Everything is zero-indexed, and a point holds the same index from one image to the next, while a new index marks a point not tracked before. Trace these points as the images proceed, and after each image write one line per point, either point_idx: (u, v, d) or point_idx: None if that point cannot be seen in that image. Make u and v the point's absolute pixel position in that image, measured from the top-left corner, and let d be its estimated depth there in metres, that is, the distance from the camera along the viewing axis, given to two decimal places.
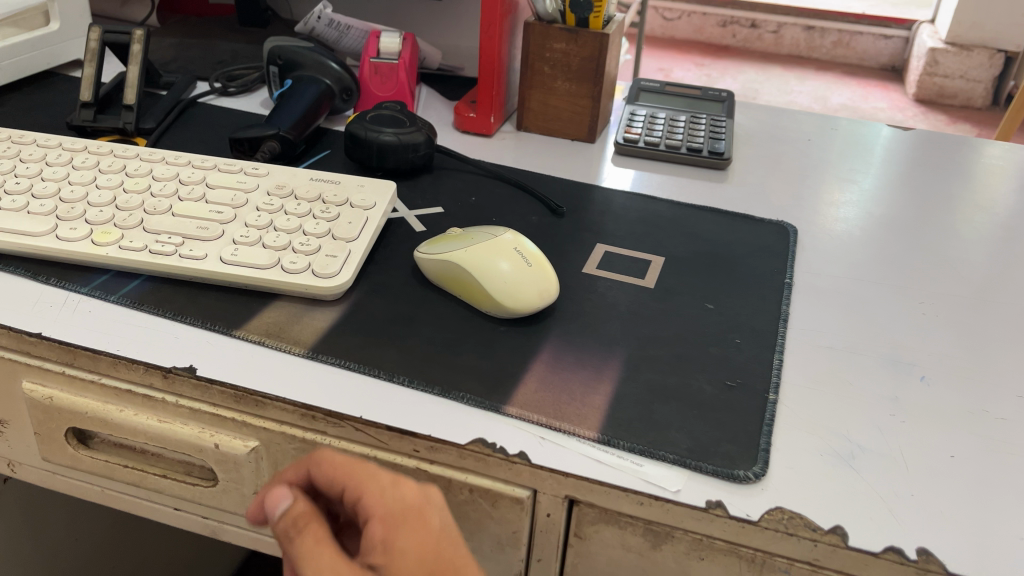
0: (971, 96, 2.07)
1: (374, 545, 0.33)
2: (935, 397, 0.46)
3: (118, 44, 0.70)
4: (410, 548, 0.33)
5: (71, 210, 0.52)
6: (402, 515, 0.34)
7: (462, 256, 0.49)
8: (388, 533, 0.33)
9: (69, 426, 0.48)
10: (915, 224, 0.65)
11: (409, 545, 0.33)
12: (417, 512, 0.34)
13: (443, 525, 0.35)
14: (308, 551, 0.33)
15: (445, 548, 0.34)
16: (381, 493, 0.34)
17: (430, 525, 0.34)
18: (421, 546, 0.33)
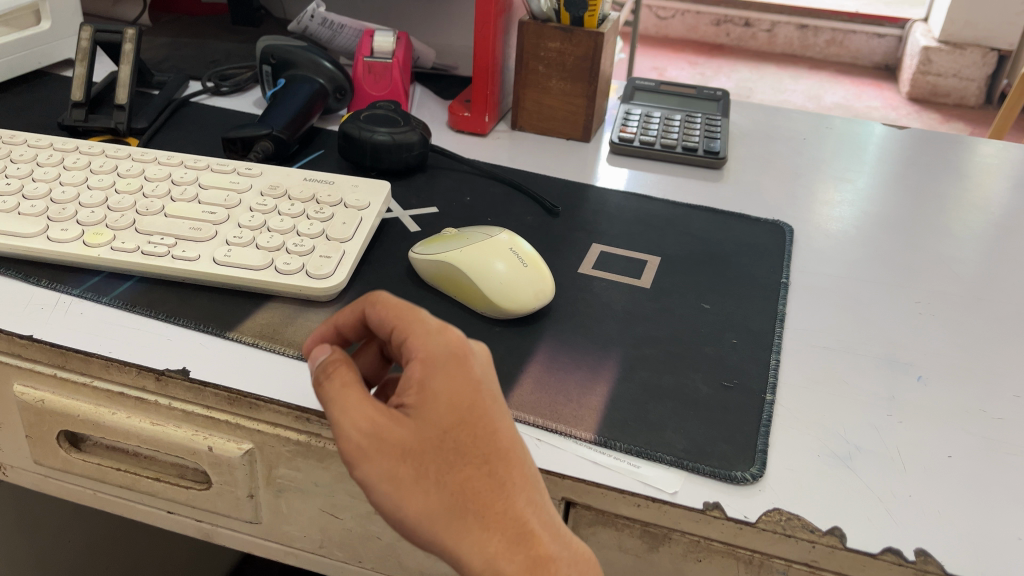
0: (964, 95, 2.08)
1: (409, 385, 0.32)
2: (932, 397, 0.46)
3: (110, 43, 0.69)
4: (444, 395, 0.32)
5: (62, 211, 0.51)
6: (444, 362, 0.32)
7: (458, 256, 0.49)
8: (425, 376, 0.32)
9: (61, 429, 0.47)
10: (910, 223, 0.65)
11: (444, 389, 0.32)
12: (461, 358, 0.32)
13: (487, 376, 0.33)
14: (343, 387, 0.32)
15: (484, 395, 0.32)
16: (421, 335, 0.33)
17: (471, 375, 0.32)
18: (454, 392, 0.32)
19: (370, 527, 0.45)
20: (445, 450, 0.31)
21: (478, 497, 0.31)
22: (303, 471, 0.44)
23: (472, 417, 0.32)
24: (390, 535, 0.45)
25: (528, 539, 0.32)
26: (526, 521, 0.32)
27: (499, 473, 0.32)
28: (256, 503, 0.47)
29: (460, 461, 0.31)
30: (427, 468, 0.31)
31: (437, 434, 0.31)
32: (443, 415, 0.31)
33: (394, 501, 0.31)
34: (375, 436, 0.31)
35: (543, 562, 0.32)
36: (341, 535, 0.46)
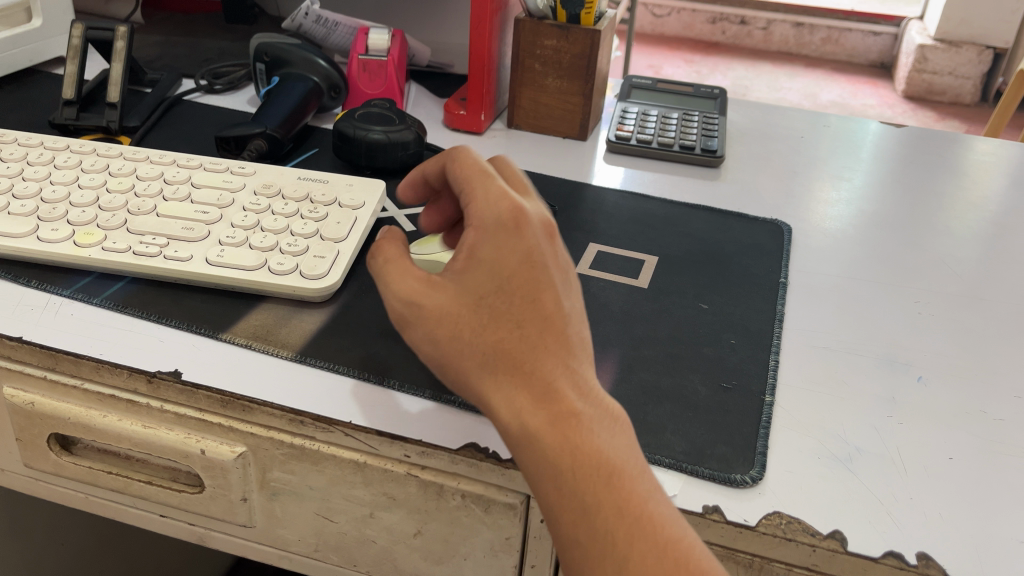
0: (960, 93, 2.08)
1: (459, 250, 0.34)
2: (932, 397, 0.46)
3: (101, 41, 0.68)
4: (486, 263, 0.34)
5: (52, 210, 0.51)
6: (491, 230, 0.34)
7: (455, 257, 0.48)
8: (472, 242, 0.34)
9: (51, 432, 0.47)
10: (909, 222, 0.65)
11: (490, 255, 0.33)
12: (512, 226, 0.34)
13: (539, 245, 0.34)
14: (385, 261, 0.36)
15: (527, 263, 0.33)
16: (477, 204, 0.34)
17: (519, 243, 0.33)
18: (496, 260, 0.33)
19: (365, 531, 0.45)
20: (478, 314, 0.33)
21: (508, 355, 0.33)
22: (297, 474, 0.44)
23: (511, 285, 0.33)
24: (386, 539, 0.45)
25: (554, 397, 0.34)
26: (554, 383, 0.34)
27: (533, 335, 0.34)
28: (250, 506, 0.46)
29: (493, 324, 0.33)
30: (461, 328, 0.34)
31: (473, 302, 0.34)
32: (483, 281, 0.34)
33: (434, 354, 0.34)
34: (415, 302, 0.34)
35: (566, 417, 0.33)
36: (336, 538, 0.46)
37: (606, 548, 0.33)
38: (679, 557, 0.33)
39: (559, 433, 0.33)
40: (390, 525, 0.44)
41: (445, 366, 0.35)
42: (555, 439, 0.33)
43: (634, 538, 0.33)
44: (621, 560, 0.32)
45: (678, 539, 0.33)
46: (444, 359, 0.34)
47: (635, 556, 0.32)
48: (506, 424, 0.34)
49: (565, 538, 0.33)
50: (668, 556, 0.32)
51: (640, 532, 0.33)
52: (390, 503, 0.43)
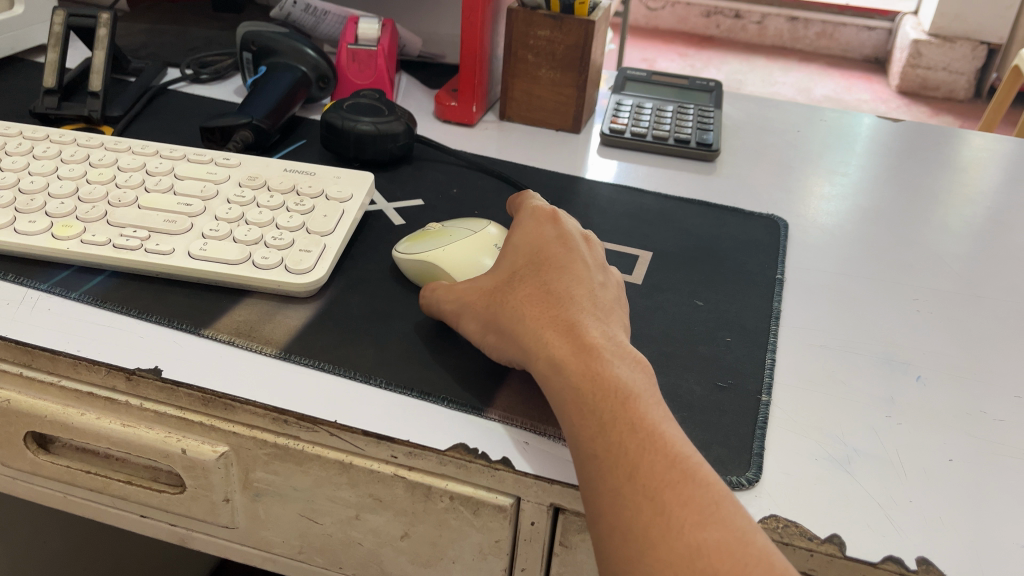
0: (953, 88, 2.08)
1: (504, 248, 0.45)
2: (932, 397, 0.45)
3: (84, 28, 0.67)
4: (521, 245, 0.44)
5: (30, 202, 0.49)
6: (529, 224, 0.45)
7: (445, 253, 0.47)
8: (513, 233, 0.45)
9: (28, 430, 0.45)
10: (906, 218, 0.64)
11: (523, 238, 0.44)
12: (547, 219, 0.45)
13: (567, 231, 0.45)
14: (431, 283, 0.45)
15: (553, 243, 0.44)
16: (524, 212, 0.47)
17: (550, 229, 0.45)
18: (527, 242, 0.44)
19: (351, 533, 0.44)
20: (511, 280, 0.42)
21: (538, 306, 0.40)
22: (281, 475, 0.43)
23: (538, 257, 0.43)
24: (372, 541, 0.44)
25: (577, 334, 0.38)
26: (576, 326, 0.39)
27: (558, 292, 0.41)
28: (233, 507, 0.45)
29: (524, 284, 0.41)
30: (497, 293, 0.41)
31: (507, 275, 0.42)
32: (515, 259, 0.43)
33: (479, 328, 0.42)
34: (459, 287, 0.43)
35: (587, 348, 0.38)
36: (321, 540, 0.45)
37: (617, 459, 0.33)
38: (686, 469, 0.33)
39: (580, 360, 0.37)
40: (377, 527, 0.43)
41: (488, 332, 0.41)
42: (577, 364, 0.37)
43: (646, 451, 0.33)
44: (631, 467, 0.33)
45: (688, 456, 0.33)
46: (487, 327, 0.41)
47: (643, 468, 0.33)
48: (537, 362, 0.38)
49: (583, 456, 0.35)
50: (676, 467, 0.33)
51: (651, 446, 0.34)
52: (376, 505, 0.42)
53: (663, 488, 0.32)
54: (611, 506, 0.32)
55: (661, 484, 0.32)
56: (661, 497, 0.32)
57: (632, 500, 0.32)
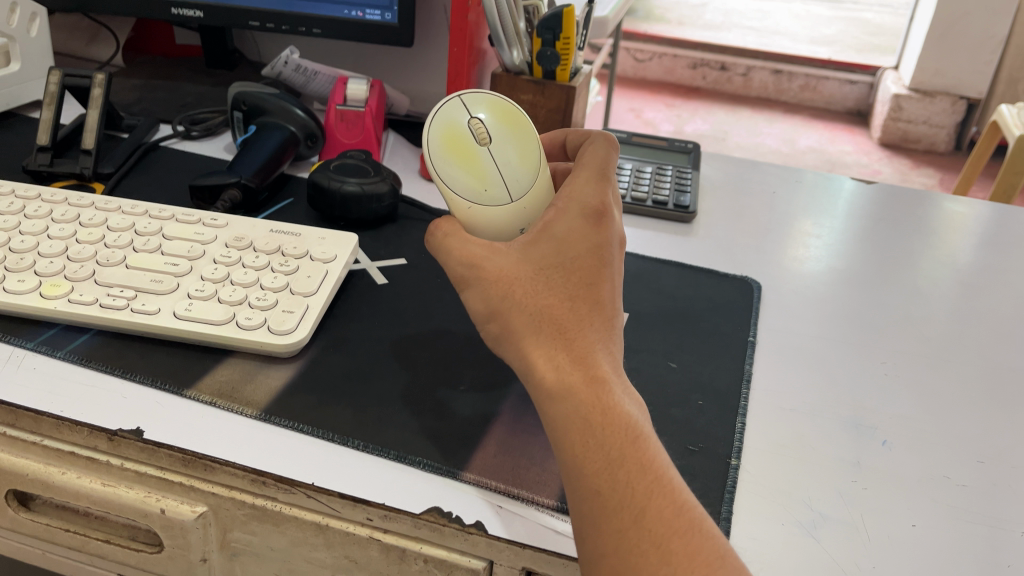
0: (934, 141, 2.31)
1: (536, 227, 0.42)
2: (897, 463, 0.46)
3: (79, 88, 0.68)
4: (556, 239, 0.42)
5: (20, 261, 0.50)
6: (574, 216, 0.42)
7: (468, 209, 0.47)
8: (552, 219, 0.42)
9: (9, 488, 0.46)
10: (878, 281, 0.65)
11: (559, 230, 0.42)
12: (595, 215, 0.42)
13: (610, 237, 0.42)
14: (443, 234, 0.42)
15: (593, 248, 0.41)
16: (571, 191, 0.43)
17: (594, 228, 0.42)
18: (564, 240, 0.41)
19: None
20: (536, 281, 0.40)
21: (561, 322, 0.40)
22: (258, 535, 0.43)
23: (568, 259, 0.41)
24: None
25: (590, 364, 0.39)
26: (592, 354, 0.39)
27: (581, 310, 0.40)
28: (210, 566, 0.45)
29: (548, 293, 0.40)
30: (517, 288, 0.40)
31: (531, 270, 0.41)
32: (545, 253, 0.41)
33: (486, 311, 0.41)
34: (478, 260, 0.41)
35: (599, 381, 0.39)
36: None
37: (624, 499, 0.35)
38: (692, 518, 0.35)
39: (594, 391, 0.38)
40: None
41: (493, 320, 0.41)
42: (588, 395, 0.38)
43: (654, 495, 0.35)
44: (638, 511, 0.35)
45: (692, 506, 0.36)
46: (495, 316, 0.41)
47: (649, 512, 0.35)
48: (544, 378, 0.39)
49: (581, 487, 0.36)
50: (683, 516, 0.35)
51: (659, 491, 0.36)
52: (352, 566, 0.43)
53: (670, 537, 0.34)
54: (614, 548, 0.34)
55: (669, 534, 0.34)
56: (667, 544, 0.34)
57: (638, 547, 0.34)
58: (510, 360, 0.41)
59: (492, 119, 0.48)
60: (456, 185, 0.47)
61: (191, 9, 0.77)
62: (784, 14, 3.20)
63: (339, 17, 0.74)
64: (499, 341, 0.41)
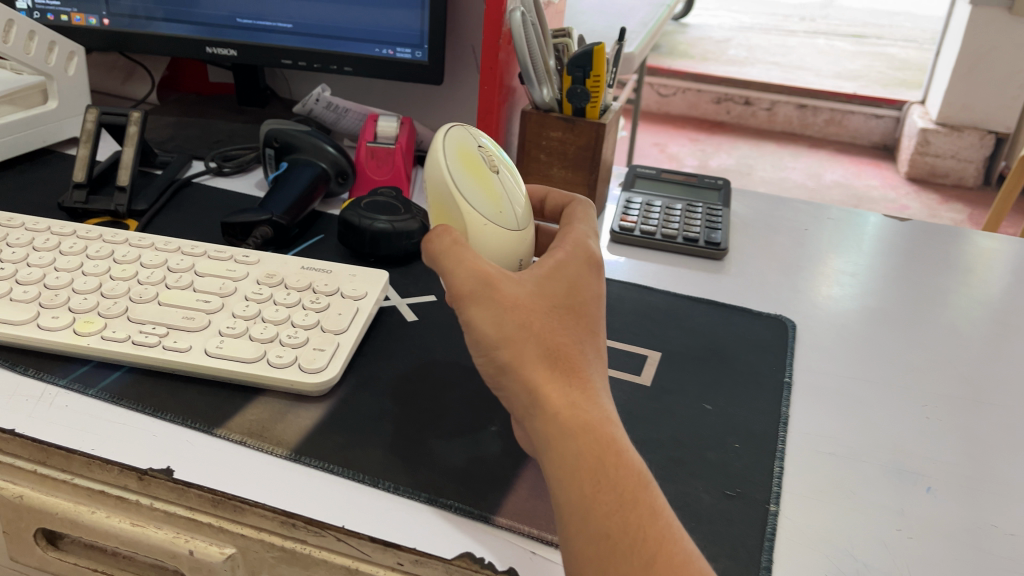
0: (962, 176, 2.29)
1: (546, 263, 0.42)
2: (941, 511, 0.45)
3: (115, 125, 0.69)
4: (565, 280, 0.41)
5: (54, 297, 0.51)
6: (580, 262, 0.43)
7: (481, 227, 0.46)
8: (562, 260, 0.42)
9: (38, 527, 0.46)
10: (913, 320, 0.64)
11: (570, 273, 0.42)
12: (597, 267, 0.43)
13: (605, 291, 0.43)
14: (454, 244, 0.40)
15: (595, 297, 0.42)
16: (575, 240, 0.44)
17: (596, 278, 0.43)
18: (574, 283, 0.42)
19: None
20: (549, 316, 0.40)
21: (570, 361, 0.39)
22: None
23: (576, 302, 0.41)
24: None
25: (595, 404, 0.39)
26: (597, 394, 0.39)
27: (584, 353, 0.40)
28: None
29: (558, 330, 0.40)
30: (532, 318, 0.39)
31: (547, 305, 0.40)
32: (556, 291, 0.41)
33: (496, 335, 0.38)
34: (494, 280, 0.39)
35: (604, 422, 0.38)
36: None
37: (633, 542, 0.35)
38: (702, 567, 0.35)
39: (605, 431, 0.38)
40: None
41: (503, 348, 0.38)
42: (602, 435, 0.37)
43: (665, 540, 0.35)
44: (650, 556, 0.34)
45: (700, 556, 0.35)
46: (506, 341, 0.38)
47: (662, 556, 0.34)
48: (557, 412, 0.38)
49: (591, 527, 0.35)
50: (694, 565, 0.35)
51: (668, 538, 0.35)
52: None
53: None
54: None
55: None
56: None
57: None
58: (509, 394, 0.39)
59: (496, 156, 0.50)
60: (473, 201, 0.46)
61: (225, 48, 0.78)
62: (808, 50, 3.21)
63: (370, 55, 0.75)
64: (502, 371, 0.39)
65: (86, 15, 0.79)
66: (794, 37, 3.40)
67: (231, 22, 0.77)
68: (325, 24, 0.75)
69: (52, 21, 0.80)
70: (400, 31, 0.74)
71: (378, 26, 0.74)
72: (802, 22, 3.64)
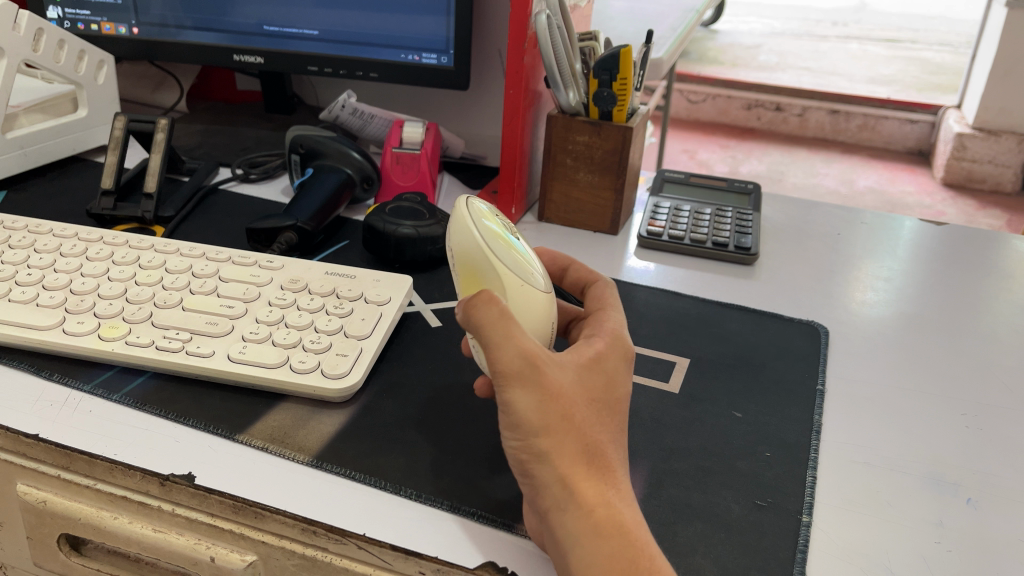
0: (999, 181, 2.24)
1: (591, 350, 0.39)
2: (982, 524, 0.43)
3: (143, 132, 0.70)
4: (605, 372, 0.39)
5: (80, 302, 0.51)
6: (622, 355, 0.40)
7: (519, 289, 0.42)
8: (602, 350, 0.39)
9: (62, 532, 0.46)
10: (952, 326, 0.62)
11: (609, 363, 0.39)
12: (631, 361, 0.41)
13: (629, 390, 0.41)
14: (506, 316, 0.35)
15: (625, 392, 0.40)
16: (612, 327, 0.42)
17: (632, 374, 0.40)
18: (612, 378, 0.39)
19: None
20: (589, 412, 0.37)
21: (604, 460, 0.37)
22: None
23: (608, 398, 0.39)
24: None
25: (625, 505, 0.37)
26: (626, 496, 0.37)
27: (615, 451, 0.38)
28: None
29: (596, 427, 0.37)
30: (573, 409, 0.36)
31: (587, 396, 0.37)
32: (594, 381, 0.38)
33: (538, 424, 0.35)
34: (544, 363, 0.36)
35: (637, 525, 0.37)
36: None
37: None
38: None
39: (638, 534, 0.36)
40: None
41: (544, 437, 0.36)
42: (638, 538, 0.36)
43: None
44: None
45: None
46: (544, 432, 0.35)
47: None
48: (595, 511, 0.36)
49: None
50: None
51: None
52: None
53: None
54: None
55: None
56: None
57: None
58: (531, 484, 0.36)
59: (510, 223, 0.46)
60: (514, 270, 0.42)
61: (252, 55, 0.79)
62: (840, 54, 3.17)
63: (396, 62, 0.75)
64: (532, 459, 0.36)
65: (116, 24, 0.80)
66: (825, 42, 3.36)
67: (259, 29, 0.78)
68: (350, 31, 0.75)
69: (82, 30, 0.81)
70: (425, 37, 0.74)
71: (403, 32, 0.74)
72: (835, 27, 3.60)
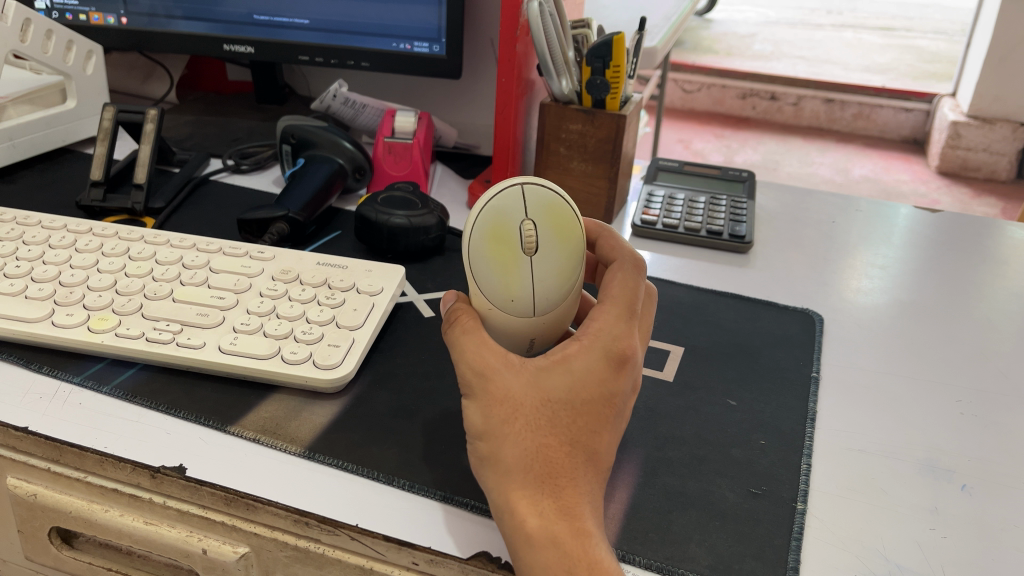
0: (994, 169, 2.25)
1: (557, 352, 0.39)
2: (977, 511, 0.43)
3: (132, 123, 0.69)
4: (569, 376, 0.38)
5: (69, 295, 0.50)
6: (597, 354, 0.39)
7: (487, 309, 0.42)
8: (571, 351, 0.39)
9: (53, 526, 0.46)
10: (946, 313, 0.62)
11: (577, 366, 0.39)
12: (616, 361, 0.39)
13: (622, 390, 0.39)
14: (462, 332, 0.40)
15: (603, 396, 0.39)
16: (596, 324, 0.40)
17: (613, 376, 0.39)
18: (579, 380, 0.38)
19: None
20: (539, 417, 0.37)
21: (556, 467, 0.37)
22: None
23: (572, 404, 0.38)
24: None
25: (574, 514, 0.36)
26: (580, 505, 0.37)
27: (580, 457, 0.38)
28: None
29: (548, 432, 0.37)
30: (517, 417, 0.37)
31: (538, 402, 0.38)
32: (552, 386, 0.38)
33: (479, 429, 0.38)
34: (489, 370, 0.38)
35: (582, 535, 0.36)
36: None
37: None
38: None
39: (578, 546, 0.35)
40: None
41: (484, 440, 0.38)
42: (574, 548, 0.35)
43: None
44: None
45: None
46: (486, 435, 0.37)
47: None
48: (526, 520, 0.36)
49: None
50: None
51: None
52: None
53: None
54: None
55: None
56: None
57: None
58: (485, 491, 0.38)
59: (548, 229, 0.42)
60: (483, 282, 0.42)
61: (243, 45, 0.78)
62: (835, 43, 3.17)
63: (387, 50, 0.74)
64: (482, 464, 0.38)
65: (104, 14, 0.79)
66: (820, 31, 3.36)
67: (249, 19, 0.77)
68: (341, 20, 0.74)
69: (71, 20, 0.80)
70: (416, 25, 0.73)
71: (394, 21, 0.73)
72: (829, 16, 3.58)
